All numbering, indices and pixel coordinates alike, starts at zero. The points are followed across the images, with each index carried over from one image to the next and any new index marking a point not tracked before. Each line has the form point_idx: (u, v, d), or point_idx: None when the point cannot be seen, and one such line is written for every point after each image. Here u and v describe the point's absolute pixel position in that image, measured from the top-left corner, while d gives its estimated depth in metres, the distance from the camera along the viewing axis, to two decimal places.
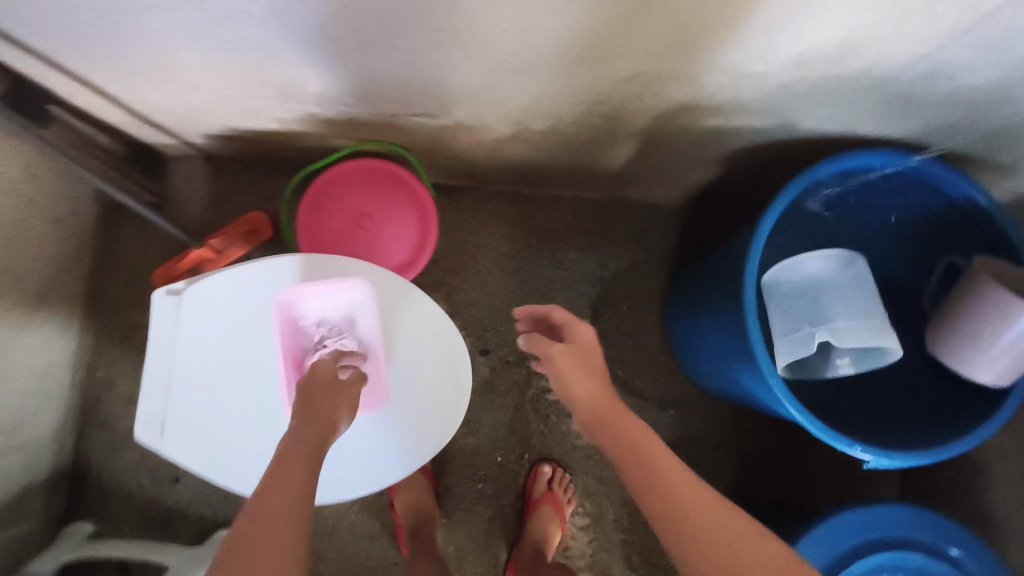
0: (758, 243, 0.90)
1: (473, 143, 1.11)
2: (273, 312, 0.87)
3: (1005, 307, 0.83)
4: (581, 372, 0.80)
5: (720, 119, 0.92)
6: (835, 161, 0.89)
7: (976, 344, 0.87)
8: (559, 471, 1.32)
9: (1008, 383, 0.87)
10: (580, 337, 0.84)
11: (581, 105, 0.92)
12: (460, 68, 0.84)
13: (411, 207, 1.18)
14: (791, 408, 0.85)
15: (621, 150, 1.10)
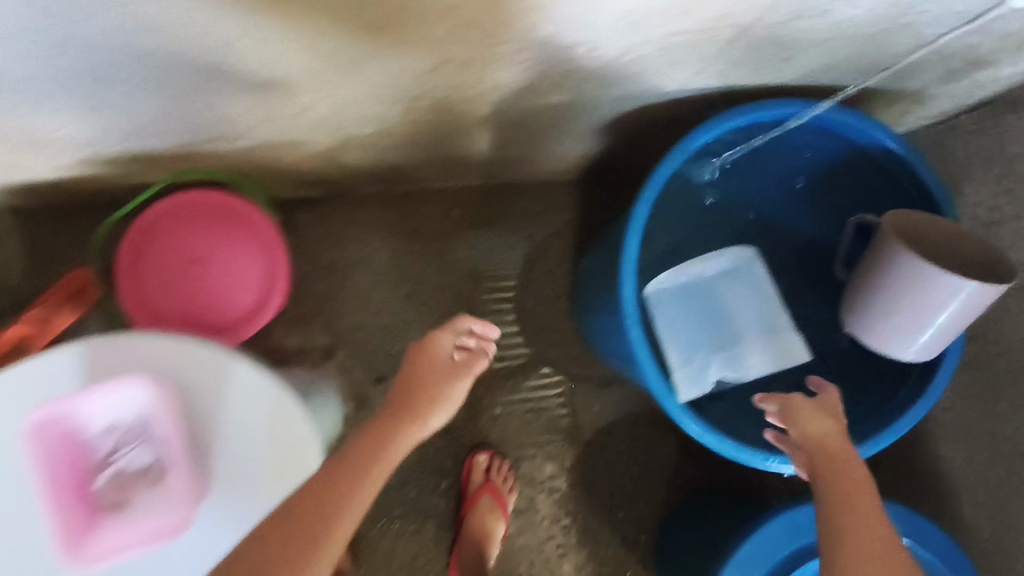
0: (636, 233, 0.76)
1: (302, 158, 0.93)
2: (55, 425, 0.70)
3: (919, 275, 0.69)
4: (823, 429, 0.67)
5: (573, 94, 0.75)
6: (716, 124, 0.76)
7: (892, 320, 0.74)
8: (498, 457, 1.20)
9: (931, 356, 0.75)
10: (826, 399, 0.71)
11: (400, 103, 0.74)
12: (222, 80, 0.66)
13: (252, 238, 1.01)
14: (690, 428, 0.74)
15: (481, 139, 0.93)
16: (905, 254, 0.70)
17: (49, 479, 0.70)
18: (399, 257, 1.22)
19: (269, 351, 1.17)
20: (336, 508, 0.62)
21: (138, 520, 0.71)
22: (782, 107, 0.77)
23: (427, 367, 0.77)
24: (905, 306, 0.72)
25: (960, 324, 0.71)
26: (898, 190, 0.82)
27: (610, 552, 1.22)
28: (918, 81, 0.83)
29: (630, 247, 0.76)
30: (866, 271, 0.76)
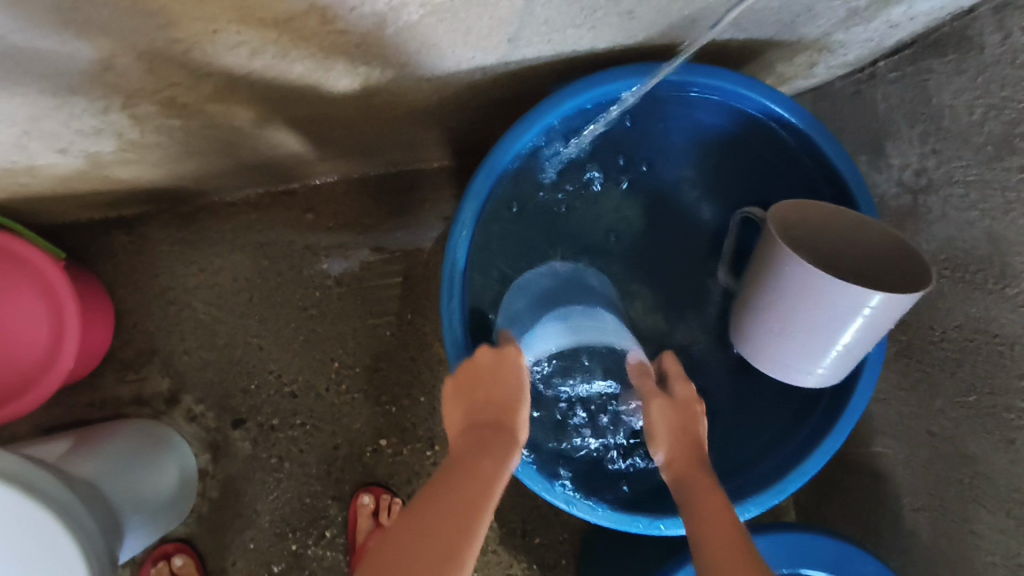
0: (461, 238, 0.68)
1: (59, 180, 0.72)
2: None
3: (818, 287, 0.54)
4: (685, 428, 0.61)
5: (356, 79, 0.57)
6: (559, 99, 0.64)
7: (788, 340, 0.60)
8: (385, 496, 1.01)
9: (841, 379, 0.63)
10: (681, 388, 0.64)
11: (119, 107, 0.55)
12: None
13: (30, 279, 0.81)
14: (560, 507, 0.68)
15: (287, 139, 0.73)
16: (794, 259, 0.55)
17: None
18: (246, 278, 1.02)
19: (99, 403, 0.99)
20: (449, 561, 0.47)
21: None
22: (625, 78, 0.63)
23: (501, 373, 0.62)
24: (800, 323, 0.58)
25: (869, 339, 0.56)
26: (789, 159, 0.73)
27: None
28: (814, 25, 0.66)
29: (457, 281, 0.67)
30: (754, 279, 0.61)
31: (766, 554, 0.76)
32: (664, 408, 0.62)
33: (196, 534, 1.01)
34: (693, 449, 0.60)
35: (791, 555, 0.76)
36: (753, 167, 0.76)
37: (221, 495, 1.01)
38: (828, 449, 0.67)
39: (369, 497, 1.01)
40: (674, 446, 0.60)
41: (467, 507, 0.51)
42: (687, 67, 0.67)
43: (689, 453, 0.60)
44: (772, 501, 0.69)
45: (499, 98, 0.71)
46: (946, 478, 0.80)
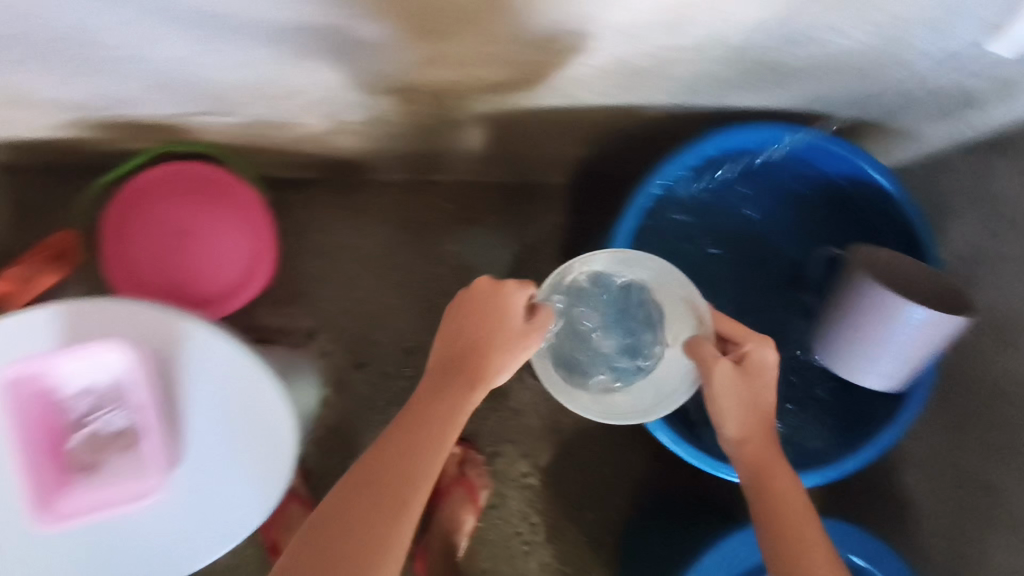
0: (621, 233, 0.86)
1: (294, 139, 0.92)
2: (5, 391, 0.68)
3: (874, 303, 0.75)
4: (752, 403, 0.74)
5: (564, 99, 0.76)
6: (716, 138, 0.81)
7: (862, 349, 0.78)
8: (470, 452, 1.21)
9: (898, 387, 0.80)
10: (747, 360, 0.75)
11: (393, 92, 0.74)
12: (212, 62, 0.66)
13: (240, 215, 1.00)
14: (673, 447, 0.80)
15: (473, 136, 0.93)
16: (875, 286, 0.74)
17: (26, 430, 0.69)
18: (388, 246, 1.22)
19: (252, 328, 1.17)
20: (403, 498, 0.65)
21: (106, 489, 0.70)
22: (773, 133, 0.81)
23: (488, 320, 0.73)
24: (858, 332, 0.78)
25: (923, 353, 0.75)
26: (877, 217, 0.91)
27: (575, 551, 1.22)
28: (909, 116, 0.84)
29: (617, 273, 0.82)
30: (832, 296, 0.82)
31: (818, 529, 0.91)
32: (728, 380, 0.74)
33: (309, 454, 1.18)
34: (754, 428, 0.74)
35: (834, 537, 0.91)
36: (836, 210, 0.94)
37: (337, 424, 1.18)
38: (885, 441, 0.82)
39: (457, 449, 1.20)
40: (739, 423, 0.74)
41: (433, 447, 0.69)
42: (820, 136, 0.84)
43: (755, 433, 0.74)
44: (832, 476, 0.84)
45: (648, 133, 0.90)
46: (966, 504, 0.94)
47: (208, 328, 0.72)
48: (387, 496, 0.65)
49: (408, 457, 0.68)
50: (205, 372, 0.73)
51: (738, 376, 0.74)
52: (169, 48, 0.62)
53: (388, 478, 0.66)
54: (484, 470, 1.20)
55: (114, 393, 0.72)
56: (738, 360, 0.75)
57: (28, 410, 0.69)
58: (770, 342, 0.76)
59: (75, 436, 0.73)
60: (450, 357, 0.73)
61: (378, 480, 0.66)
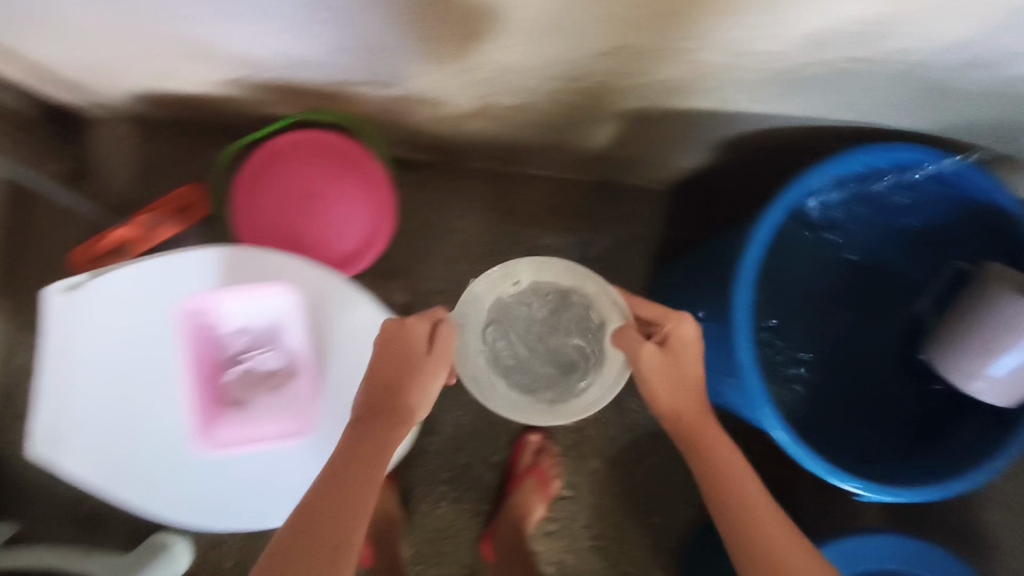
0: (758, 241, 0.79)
1: (435, 118, 0.96)
2: (179, 324, 0.77)
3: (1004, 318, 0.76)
4: (674, 378, 0.76)
5: (715, 102, 0.79)
6: (856, 155, 0.78)
7: (984, 357, 0.78)
8: (548, 441, 1.24)
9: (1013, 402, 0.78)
10: (671, 341, 0.77)
11: (557, 80, 0.77)
12: (403, 37, 0.69)
13: (365, 188, 1.04)
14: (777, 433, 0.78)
15: (605, 131, 0.96)
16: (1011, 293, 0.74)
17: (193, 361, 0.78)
18: (489, 234, 1.26)
19: None
20: (338, 552, 0.61)
21: (261, 420, 0.81)
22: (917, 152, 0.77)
23: (390, 360, 0.71)
24: (985, 338, 0.78)
25: None
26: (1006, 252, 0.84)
27: (638, 554, 1.23)
28: None
29: (743, 289, 0.79)
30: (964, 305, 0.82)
31: (892, 548, 0.95)
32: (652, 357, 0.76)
33: None
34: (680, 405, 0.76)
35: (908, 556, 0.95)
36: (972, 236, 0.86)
37: None
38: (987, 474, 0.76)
39: (536, 437, 1.23)
40: (670, 398, 0.76)
41: (365, 480, 0.66)
42: (961, 162, 0.78)
43: (684, 405, 0.76)
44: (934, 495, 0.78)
45: (783, 144, 0.93)
46: None
47: (357, 288, 0.77)
48: (328, 542, 0.61)
49: (345, 490, 0.65)
50: (349, 326, 0.77)
51: (662, 355, 0.76)
52: (370, 21, 0.65)
53: (328, 512, 0.64)
54: (554, 459, 1.23)
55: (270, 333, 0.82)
56: (661, 340, 0.77)
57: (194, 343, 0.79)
58: (688, 317, 0.78)
59: (229, 369, 0.83)
60: (374, 395, 0.71)
61: (317, 511, 0.63)
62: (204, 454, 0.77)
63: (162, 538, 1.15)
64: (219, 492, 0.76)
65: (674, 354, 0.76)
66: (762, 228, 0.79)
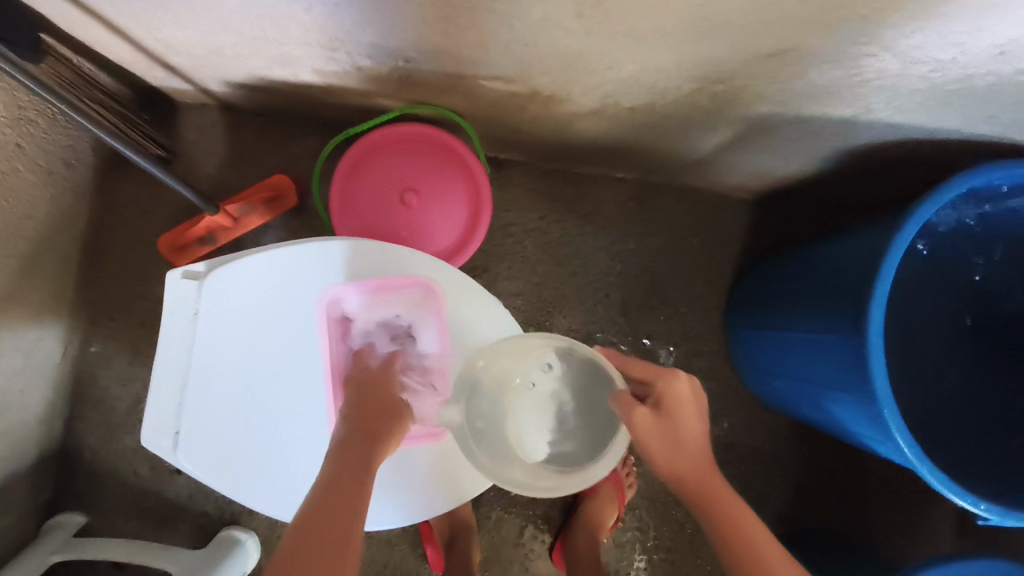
0: (891, 256, 0.76)
1: (542, 116, 0.95)
2: (315, 312, 0.75)
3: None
4: (670, 442, 0.67)
5: (855, 109, 0.77)
6: (1002, 168, 0.72)
7: None
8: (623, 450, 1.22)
9: None
10: (669, 397, 0.69)
11: (694, 81, 0.75)
12: (551, 36, 0.68)
13: (466, 186, 1.03)
14: (906, 448, 0.75)
15: (716, 136, 0.94)
16: None
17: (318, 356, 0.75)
18: (570, 236, 1.23)
19: None
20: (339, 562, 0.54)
21: None
22: None
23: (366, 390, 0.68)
24: None
25: None
26: None
27: (709, 568, 1.22)
28: None
29: (876, 300, 0.76)
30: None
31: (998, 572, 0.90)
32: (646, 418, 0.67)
33: None
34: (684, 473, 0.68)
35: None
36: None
37: None
38: None
39: None
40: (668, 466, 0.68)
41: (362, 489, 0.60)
42: None
43: (686, 469, 0.68)
44: None
45: (905, 159, 0.90)
46: None
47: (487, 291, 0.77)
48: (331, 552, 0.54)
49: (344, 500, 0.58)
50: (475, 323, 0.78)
51: (651, 417, 0.67)
52: (530, 13, 0.64)
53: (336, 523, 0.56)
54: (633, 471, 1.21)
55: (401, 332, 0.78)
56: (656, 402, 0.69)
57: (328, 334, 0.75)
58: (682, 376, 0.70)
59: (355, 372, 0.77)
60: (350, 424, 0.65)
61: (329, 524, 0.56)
62: (323, 454, 0.74)
63: (234, 531, 1.10)
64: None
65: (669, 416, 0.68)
66: (898, 239, 0.75)
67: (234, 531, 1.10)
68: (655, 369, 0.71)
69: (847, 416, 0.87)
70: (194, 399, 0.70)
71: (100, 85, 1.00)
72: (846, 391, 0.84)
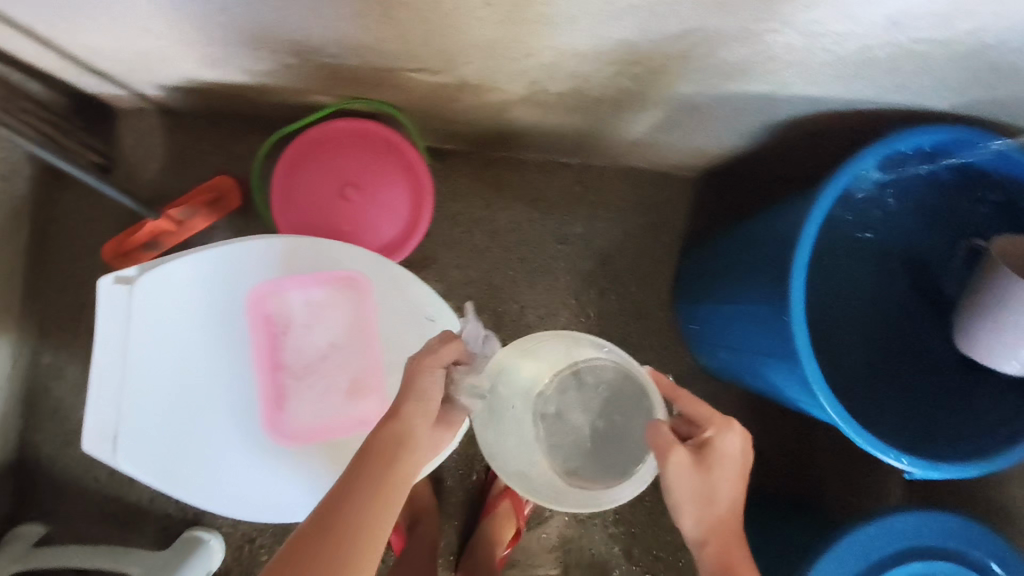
0: (812, 223, 0.79)
1: (476, 105, 0.96)
2: (248, 311, 0.75)
3: (1000, 287, 0.74)
4: (704, 495, 0.71)
5: (771, 85, 0.79)
6: (907, 136, 0.75)
7: (996, 335, 0.77)
8: None
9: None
10: (715, 442, 0.72)
11: (614, 64, 0.77)
12: (467, 27, 0.69)
13: (405, 177, 1.04)
14: (831, 411, 0.78)
15: (646, 118, 0.96)
16: (1009, 281, 0.73)
17: (254, 351, 0.75)
18: (518, 223, 1.25)
19: None
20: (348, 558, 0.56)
21: (326, 420, 0.77)
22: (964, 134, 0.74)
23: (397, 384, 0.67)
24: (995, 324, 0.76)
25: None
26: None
27: (669, 538, 1.26)
28: None
29: (798, 267, 0.79)
30: (971, 286, 0.81)
31: (954, 527, 0.93)
32: (680, 458, 0.71)
33: None
34: (712, 528, 0.71)
35: (966, 536, 0.93)
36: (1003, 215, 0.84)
37: None
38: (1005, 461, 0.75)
39: None
40: (696, 516, 0.71)
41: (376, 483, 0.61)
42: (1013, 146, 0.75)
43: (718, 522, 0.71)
44: (974, 471, 0.77)
45: (826, 131, 0.93)
46: None
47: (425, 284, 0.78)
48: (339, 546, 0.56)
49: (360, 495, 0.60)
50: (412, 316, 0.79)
51: (696, 461, 0.71)
52: (442, 4, 0.64)
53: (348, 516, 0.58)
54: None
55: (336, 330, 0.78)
56: (699, 447, 0.73)
57: (261, 332, 0.75)
58: (733, 427, 0.73)
59: (294, 373, 0.77)
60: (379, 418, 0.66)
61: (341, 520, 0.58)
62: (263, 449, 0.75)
63: (197, 532, 1.11)
64: (279, 483, 0.75)
65: (711, 465, 0.71)
66: (815, 209, 0.78)
67: (197, 531, 1.10)
68: (712, 416, 0.73)
69: (781, 382, 0.90)
70: (134, 405, 0.70)
71: (30, 95, 0.99)
72: (779, 360, 0.87)
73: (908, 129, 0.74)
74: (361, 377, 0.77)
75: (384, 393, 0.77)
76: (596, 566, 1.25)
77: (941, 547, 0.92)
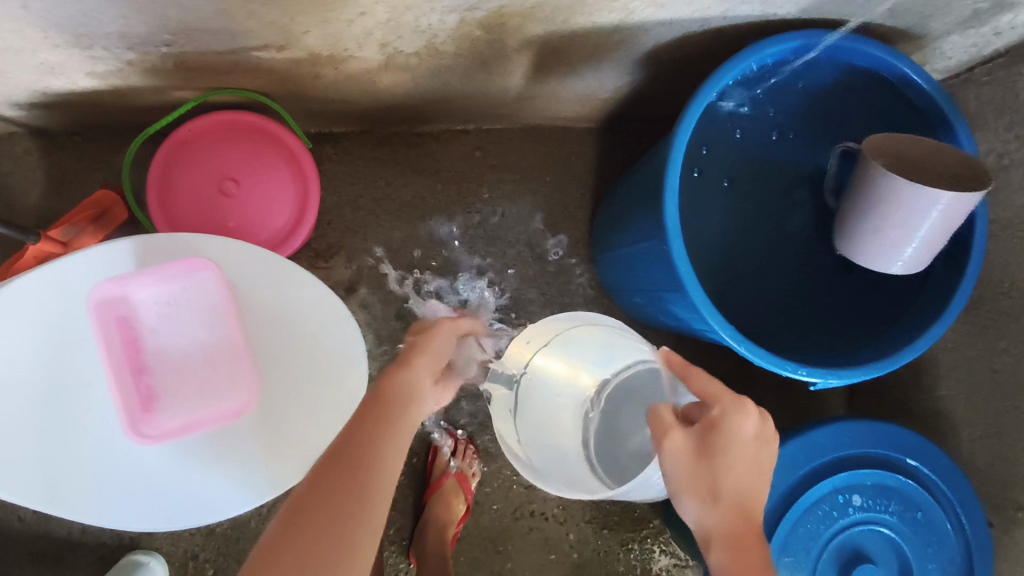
0: (679, 148, 0.78)
1: (341, 79, 0.93)
2: (94, 314, 0.72)
3: (880, 184, 0.73)
4: (707, 486, 0.70)
5: (618, 13, 0.77)
6: (753, 50, 0.75)
7: (880, 235, 0.76)
8: (462, 441, 1.23)
9: (918, 266, 0.77)
10: (726, 422, 0.71)
11: (455, 13, 0.75)
12: None
13: (288, 162, 1.01)
14: (723, 332, 0.77)
15: (518, 68, 0.94)
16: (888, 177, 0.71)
17: (106, 353, 0.72)
18: (423, 196, 1.23)
19: None
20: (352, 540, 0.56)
21: (196, 414, 0.76)
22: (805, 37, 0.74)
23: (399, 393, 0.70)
24: (880, 219, 0.75)
25: (942, 228, 0.72)
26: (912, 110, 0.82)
27: None
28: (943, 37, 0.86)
29: (671, 193, 0.78)
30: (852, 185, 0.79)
31: (873, 433, 0.94)
32: (677, 441, 0.72)
33: None
34: (713, 519, 0.69)
35: (887, 441, 0.94)
36: (867, 113, 0.86)
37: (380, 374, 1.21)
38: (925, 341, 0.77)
39: (450, 440, 1.23)
40: (699, 507, 0.70)
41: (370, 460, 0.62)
42: (852, 37, 0.75)
43: (725, 513, 0.69)
44: (873, 371, 0.78)
45: (697, 56, 0.92)
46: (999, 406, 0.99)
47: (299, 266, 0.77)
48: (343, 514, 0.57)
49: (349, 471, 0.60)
50: (289, 302, 0.77)
51: (698, 443, 0.71)
52: None
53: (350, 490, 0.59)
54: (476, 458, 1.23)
55: (195, 320, 0.77)
56: (705, 427, 0.72)
57: (112, 332, 0.73)
58: (745, 407, 0.72)
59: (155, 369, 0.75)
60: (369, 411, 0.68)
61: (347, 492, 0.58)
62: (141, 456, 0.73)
63: (135, 555, 1.08)
64: (167, 488, 0.74)
65: (715, 450, 0.70)
66: (679, 134, 0.77)
67: (134, 554, 1.08)
68: (723, 396, 0.73)
69: (684, 315, 0.90)
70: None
71: None
72: (674, 293, 0.85)
73: (756, 43, 0.74)
74: (228, 364, 0.77)
75: (256, 378, 0.76)
76: (550, 530, 1.24)
77: (862, 454, 0.93)
